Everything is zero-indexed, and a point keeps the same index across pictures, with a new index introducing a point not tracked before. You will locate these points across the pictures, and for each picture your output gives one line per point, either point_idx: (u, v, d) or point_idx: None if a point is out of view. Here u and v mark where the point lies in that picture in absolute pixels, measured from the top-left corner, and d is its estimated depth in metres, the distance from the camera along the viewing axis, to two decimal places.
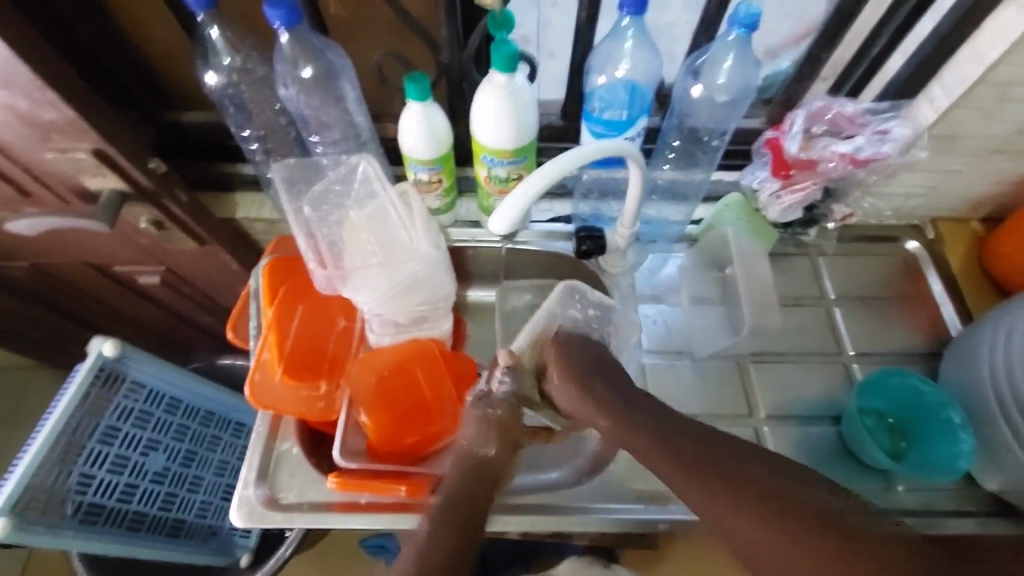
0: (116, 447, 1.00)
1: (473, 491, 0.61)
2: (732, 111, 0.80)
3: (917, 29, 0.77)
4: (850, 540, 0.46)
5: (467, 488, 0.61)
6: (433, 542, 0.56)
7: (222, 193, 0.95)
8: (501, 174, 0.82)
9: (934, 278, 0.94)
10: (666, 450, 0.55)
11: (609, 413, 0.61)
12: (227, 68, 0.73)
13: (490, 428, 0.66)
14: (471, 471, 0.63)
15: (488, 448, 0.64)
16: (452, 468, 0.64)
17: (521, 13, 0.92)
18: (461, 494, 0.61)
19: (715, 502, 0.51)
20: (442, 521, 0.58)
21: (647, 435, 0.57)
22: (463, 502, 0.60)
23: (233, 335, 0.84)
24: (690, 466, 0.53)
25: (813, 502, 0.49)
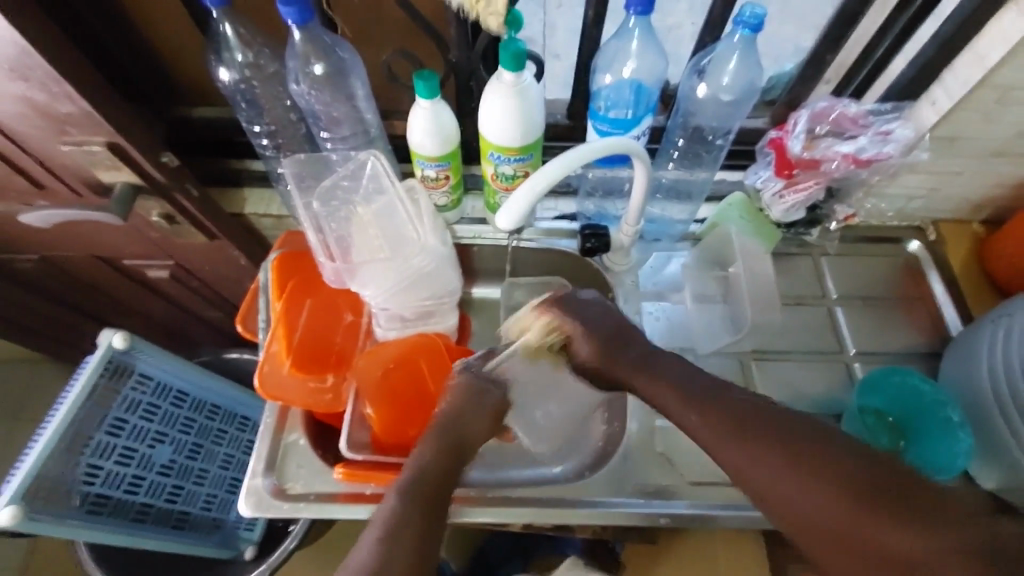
0: (123, 439, 1.02)
1: (435, 472, 0.63)
2: (737, 111, 0.80)
3: (921, 31, 0.77)
4: (850, 472, 0.53)
5: (439, 468, 0.63)
6: (397, 520, 0.57)
7: (231, 189, 0.97)
8: (508, 172, 0.83)
9: (935, 279, 0.95)
10: (711, 416, 0.60)
11: (653, 385, 0.66)
12: (239, 65, 0.74)
13: (471, 427, 0.69)
14: (441, 457, 0.64)
15: (456, 441, 0.67)
16: (425, 451, 0.64)
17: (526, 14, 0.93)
18: (431, 472, 0.63)
19: (765, 467, 0.56)
20: (409, 499, 0.59)
21: (686, 404, 0.62)
22: (431, 483, 0.62)
23: (241, 328, 0.84)
24: (743, 433, 0.58)
25: (848, 463, 0.54)
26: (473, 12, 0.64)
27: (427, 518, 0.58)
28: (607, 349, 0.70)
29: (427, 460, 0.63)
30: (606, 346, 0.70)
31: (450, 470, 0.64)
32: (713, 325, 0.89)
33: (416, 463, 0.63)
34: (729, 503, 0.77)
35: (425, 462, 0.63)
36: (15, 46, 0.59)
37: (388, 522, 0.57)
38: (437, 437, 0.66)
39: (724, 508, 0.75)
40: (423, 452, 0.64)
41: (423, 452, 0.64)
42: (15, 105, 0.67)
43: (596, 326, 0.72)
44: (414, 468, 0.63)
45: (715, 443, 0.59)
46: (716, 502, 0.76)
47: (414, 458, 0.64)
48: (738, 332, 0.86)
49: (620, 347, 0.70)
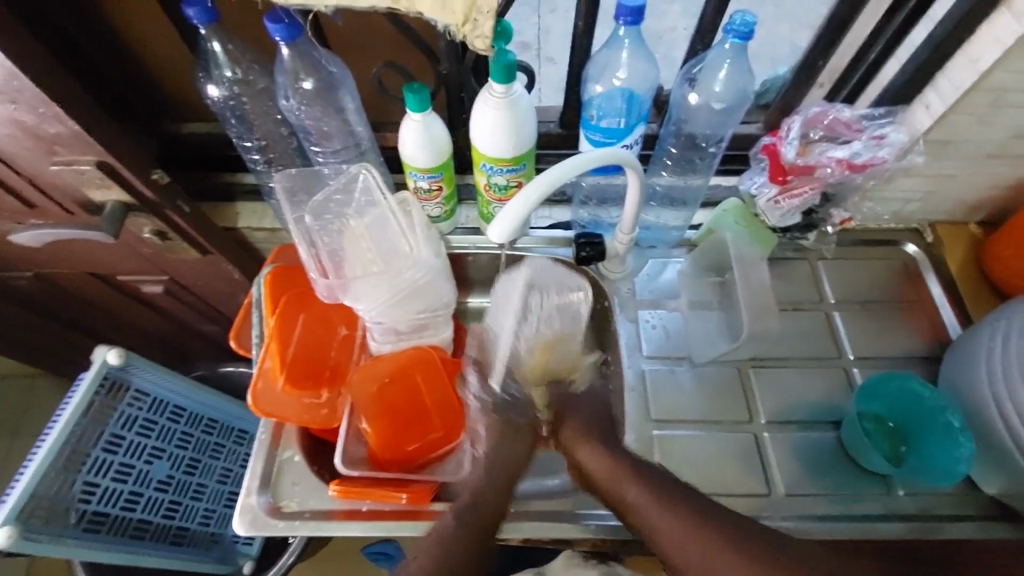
0: (120, 455, 1.01)
1: (494, 501, 0.70)
2: (729, 118, 0.79)
3: (914, 34, 0.77)
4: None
5: (497, 505, 0.70)
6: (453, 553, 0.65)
7: (224, 203, 0.96)
8: (501, 182, 0.83)
9: (934, 281, 0.94)
10: (670, 496, 0.65)
11: (605, 461, 0.70)
12: (228, 81, 0.73)
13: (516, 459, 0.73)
14: (494, 492, 0.71)
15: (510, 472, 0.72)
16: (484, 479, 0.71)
17: (518, 21, 0.97)
18: (487, 509, 0.69)
19: (708, 546, 0.61)
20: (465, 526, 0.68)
21: (651, 501, 0.65)
22: (485, 513, 0.69)
23: (234, 345, 0.83)
24: (686, 507, 0.64)
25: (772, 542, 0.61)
26: (459, 35, 0.56)
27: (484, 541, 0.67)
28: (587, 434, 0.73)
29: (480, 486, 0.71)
30: (584, 426, 0.74)
31: (502, 504, 0.70)
32: (709, 333, 0.89)
33: (475, 493, 0.70)
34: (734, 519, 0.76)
35: (484, 501, 0.70)
36: (3, 69, 0.59)
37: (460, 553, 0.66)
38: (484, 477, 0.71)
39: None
40: (481, 490, 0.70)
41: (478, 490, 0.70)
42: (4, 127, 0.67)
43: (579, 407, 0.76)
44: (475, 498, 0.69)
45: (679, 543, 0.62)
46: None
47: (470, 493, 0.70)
48: (732, 340, 0.87)
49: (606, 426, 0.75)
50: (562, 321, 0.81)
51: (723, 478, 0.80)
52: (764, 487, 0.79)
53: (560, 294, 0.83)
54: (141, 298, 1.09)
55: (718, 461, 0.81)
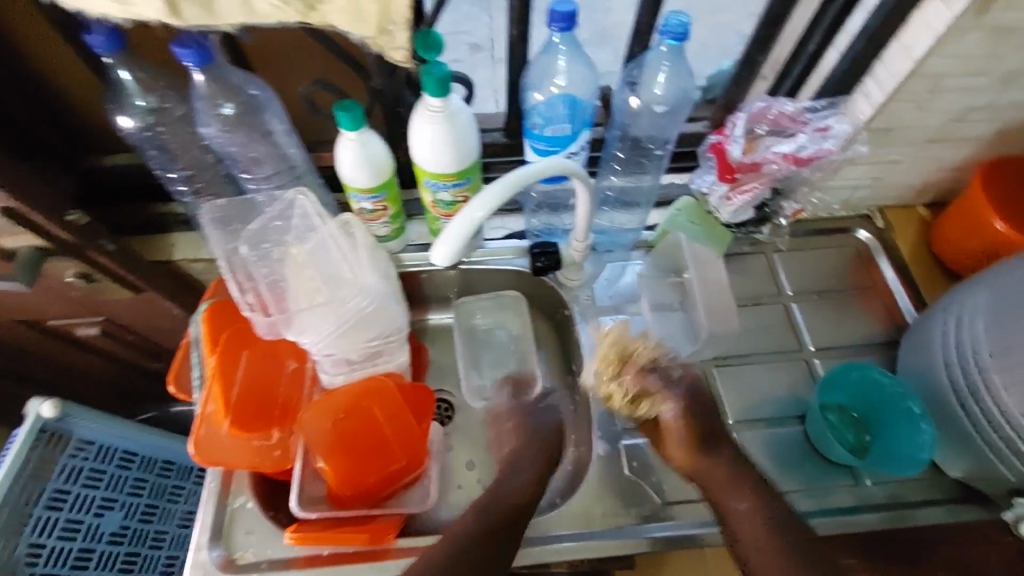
0: (67, 511, 0.94)
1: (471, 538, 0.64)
2: (674, 119, 0.78)
3: (850, 23, 0.76)
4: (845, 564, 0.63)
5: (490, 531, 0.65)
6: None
7: (155, 236, 0.90)
8: (446, 199, 0.80)
9: (887, 265, 0.95)
10: (768, 507, 0.66)
11: (714, 469, 0.69)
12: (142, 111, 0.69)
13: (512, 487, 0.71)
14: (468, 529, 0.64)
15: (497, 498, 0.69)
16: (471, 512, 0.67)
17: (468, 23, 1.04)
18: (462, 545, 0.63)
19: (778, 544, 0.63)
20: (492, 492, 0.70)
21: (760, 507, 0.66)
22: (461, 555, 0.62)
23: (174, 389, 0.78)
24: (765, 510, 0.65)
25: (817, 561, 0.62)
26: (376, 48, 0.53)
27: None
28: (697, 446, 0.70)
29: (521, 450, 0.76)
30: (705, 425, 0.70)
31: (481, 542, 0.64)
32: (672, 336, 0.87)
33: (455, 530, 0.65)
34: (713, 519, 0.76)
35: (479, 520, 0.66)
36: None
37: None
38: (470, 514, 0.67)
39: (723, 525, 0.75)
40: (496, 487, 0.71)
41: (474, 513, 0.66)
42: None
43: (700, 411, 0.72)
44: (446, 538, 0.64)
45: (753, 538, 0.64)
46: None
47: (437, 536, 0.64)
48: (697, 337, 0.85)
49: (714, 437, 0.71)
50: (510, 335, 0.95)
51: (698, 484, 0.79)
52: None
53: (492, 297, 0.95)
54: (81, 343, 1.01)
55: None
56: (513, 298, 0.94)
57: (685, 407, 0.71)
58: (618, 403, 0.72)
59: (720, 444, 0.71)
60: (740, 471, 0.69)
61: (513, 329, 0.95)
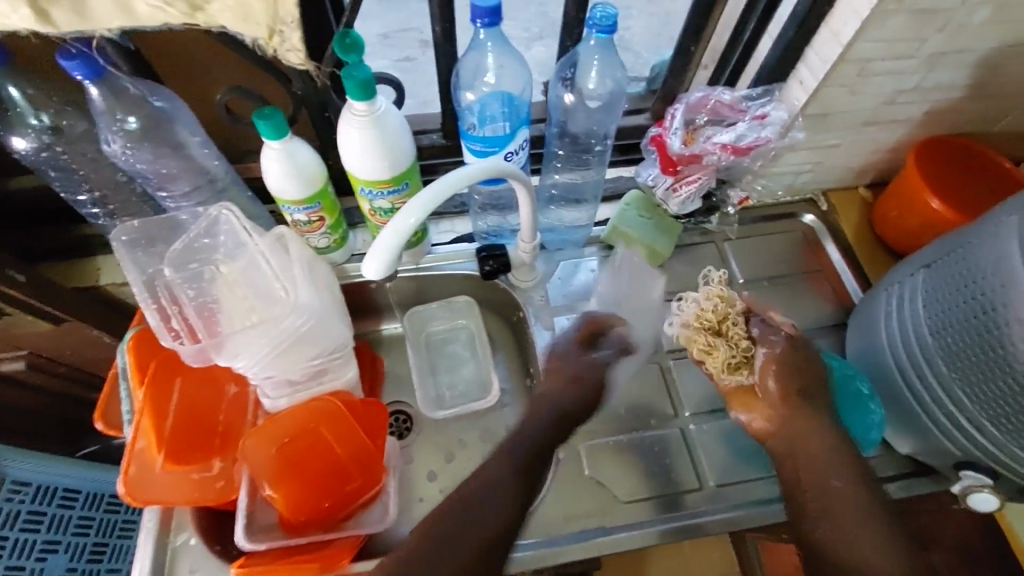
0: (4, 560, 0.87)
1: (517, 468, 0.66)
2: (609, 115, 0.77)
3: (779, 11, 0.76)
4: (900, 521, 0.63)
5: (493, 508, 0.61)
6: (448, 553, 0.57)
7: (75, 260, 0.84)
8: (384, 206, 0.77)
9: (832, 247, 0.96)
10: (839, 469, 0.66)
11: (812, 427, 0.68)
12: (36, 130, 0.63)
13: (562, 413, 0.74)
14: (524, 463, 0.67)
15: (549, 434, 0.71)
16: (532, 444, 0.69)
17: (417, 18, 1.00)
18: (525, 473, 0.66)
19: (852, 504, 0.63)
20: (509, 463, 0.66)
21: (839, 469, 0.66)
22: (514, 486, 0.64)
23: (102, 426, 0.72)
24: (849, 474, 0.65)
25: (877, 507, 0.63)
26: (269, 50, 0.51)
27: (515, 511, 0.62)
28: (791, 400, 0.71)
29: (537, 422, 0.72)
30: (793, 380, 0.71)
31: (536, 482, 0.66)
32: None
33: (513, 460, 0.66)
34: (681, 511, 0.76)
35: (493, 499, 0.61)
36: None
37: (476, 544, 0.58)
38: (515, 448, 0.68)
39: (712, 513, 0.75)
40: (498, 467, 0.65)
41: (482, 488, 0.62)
42: None
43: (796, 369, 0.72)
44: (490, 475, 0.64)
45: (829, 500, 0.64)
46: (697, 509, 0.76)
47: (497, 464, 0.65)
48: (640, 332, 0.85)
49: (812, 396, 0.71)
50: (464, 343, 0.92)
51: (662, 479, 0.78)
52: (693, 479, 0.78)
53: (444, 304, 0.92)
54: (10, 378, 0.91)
55: (658, 464, 0.80)
56: (466, 303, 0.92)
57: (778, 371, 0.72)
58: (716, 361, 0.73)
59: (807, 399, 0.70)
60: (822, 425, 0.69)
61: (467, 336, 0.93)
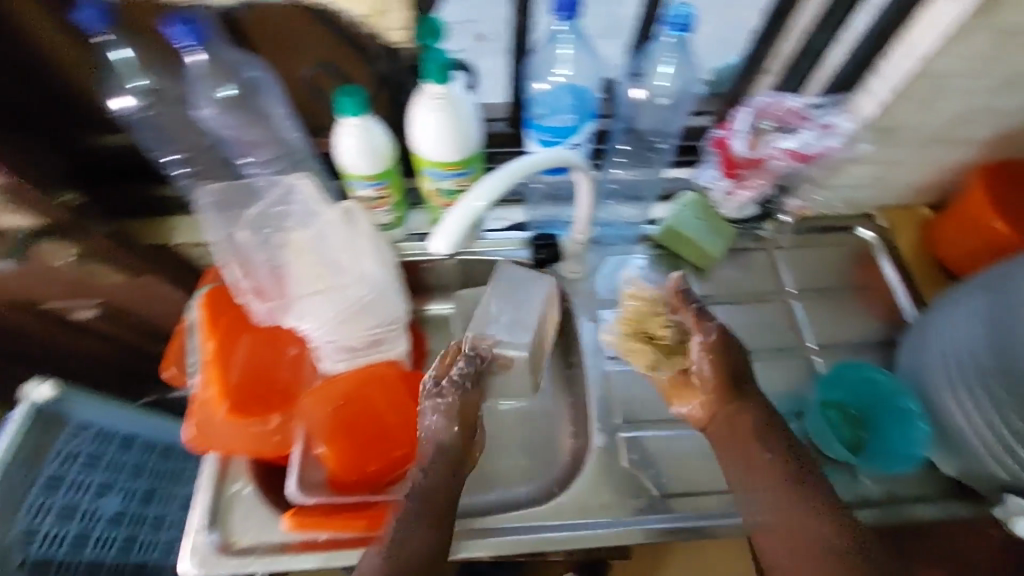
0: (62, 495, 0.93)
1: (446, 477, 0.64)
2: (676, 112, 0.80)
3: (854, 22, 0.76)
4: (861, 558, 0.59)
5: (417, 529, 0.60)
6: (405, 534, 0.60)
7: (155, 218, 0.89)
8: (448, 187, 0.79)
9: (886, 262, 0.95)
10: (790, 498, 0.62)
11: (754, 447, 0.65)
12: (141, 90, 0.69)
13: (468, 404, 0.69)
14: (450, 451, 0.66)
15: (463, 425, 0.68)
16: (445, 428, 0.67)
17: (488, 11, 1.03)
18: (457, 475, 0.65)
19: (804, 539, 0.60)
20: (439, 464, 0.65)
21: (783, 494, 0.62)
22: (443, 496, 0.63)
23: (172, 370, 0.79)
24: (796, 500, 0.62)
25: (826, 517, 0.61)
26: None
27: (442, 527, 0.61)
28: (722, 392, 0.67)
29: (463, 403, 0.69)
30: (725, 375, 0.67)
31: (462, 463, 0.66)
32: None
33: (448, 464, 0.65)
34: (711, 512, 0.77)
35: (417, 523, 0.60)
36: None
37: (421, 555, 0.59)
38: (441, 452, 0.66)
39: (720, 518, 0.75)
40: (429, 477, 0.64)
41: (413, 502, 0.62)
42: None
43: (729, 357, 0.68)
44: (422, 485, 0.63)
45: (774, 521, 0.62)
46: (728, 511, 0.77)
47: (428, 449, 0.66)
48: (523, 345, 0.75)
49: (746, 388, 0.68)
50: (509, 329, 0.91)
51: (695, 478, 0.80)
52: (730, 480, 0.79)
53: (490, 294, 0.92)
54: (85, 325, 0.98)
55: (690, 462, 0.81)
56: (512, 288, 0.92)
57: (713, 356, 0.68)
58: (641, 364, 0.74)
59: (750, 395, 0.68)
60: (769, 445, 0.65)
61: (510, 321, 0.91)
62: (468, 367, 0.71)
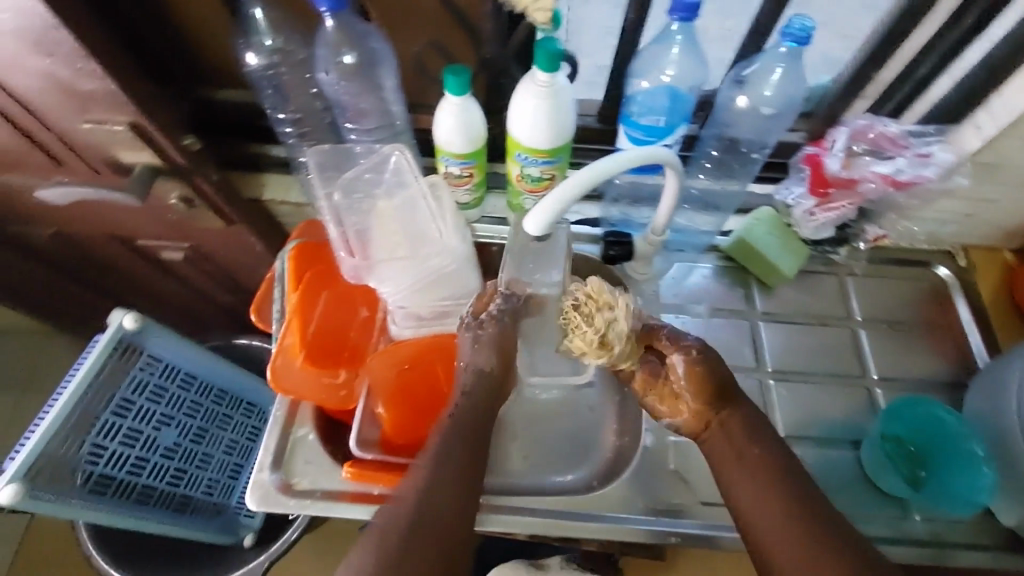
0: (129, 420, 0.99)
1: (475, 418, 0.63)
2: (777, 124, 0.80)
3: (968, 54, 0.75)
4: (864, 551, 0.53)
5: (449, 458, 0.59)
6: (440, 455, 0.59)
7: (252, 173, 0.94)
8: (534, 174, 0.81)
9: (963, 305, 0.92)
10: (793, 492, 0.58)
11: (745, 443, 0.63)
12: (267, 49, 0.73)
13: (507, 338, 0.67)
14: (488, 381, 0.65)
15: (503, 356, 0.66)
16: (483, 357, 0.66)
17: None
18: (483, 420, 0.63)
19: (800, 534, 0.55)
20: (472, 402, 0.63)
21: (776, 485, 0.59)
22: (466, 440, 0.60)
23: (255, 317, 0.83)
24: (786, 492, 0.58)
25: (810, 514, 0.56)
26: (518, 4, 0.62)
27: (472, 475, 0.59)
28: (710, 402, 0.65)
29: (488, 345, 0.66)
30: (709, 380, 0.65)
31: (498, 393, 0.66)
32: (731, 341, 0.89)
33: (468, 407, 0.63)
34: None
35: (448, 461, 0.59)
36: (42, 20, 0.57)
37: (449, 497, 0.57)
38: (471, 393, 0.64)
39: (734, 531, 0.75)
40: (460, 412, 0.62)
41: (444, 436, 0.60)
42: (40, 81, 0.65)
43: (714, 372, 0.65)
44: (456, 417, 0.62)
45: (767, 519, 0.57)
46: None
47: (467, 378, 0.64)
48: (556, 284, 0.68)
49: (730, 396, 0.66)
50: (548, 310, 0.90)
51: None
52: None
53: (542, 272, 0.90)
54: (173, 264, 1.05)
55: None
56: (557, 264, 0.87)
57: (695, 373, 0.65)
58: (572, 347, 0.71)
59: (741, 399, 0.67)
60: (767, 444, 0.63)
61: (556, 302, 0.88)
62: (505, 307, 0.68)
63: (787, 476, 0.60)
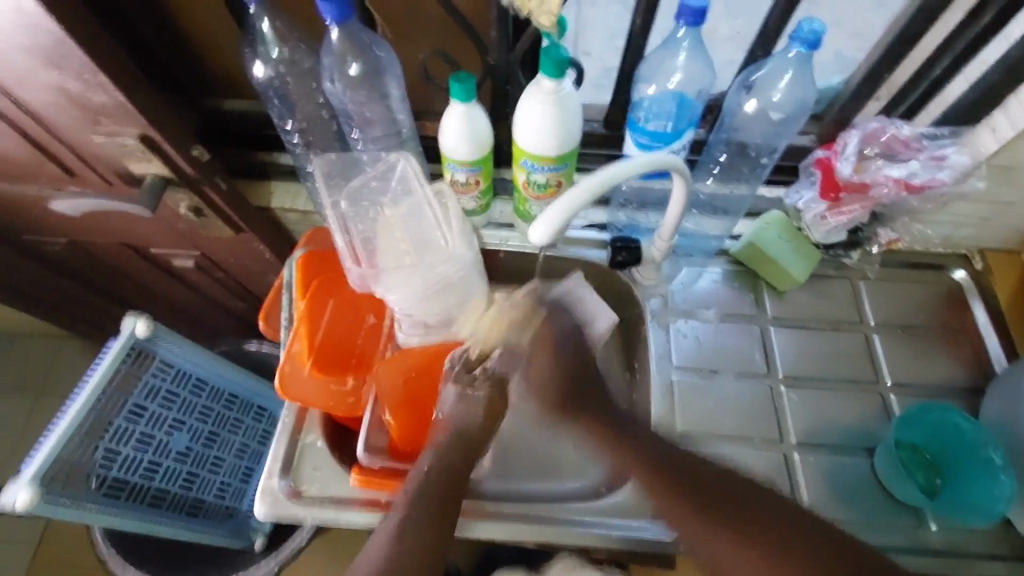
0: (142, 425, 1.00)
1: (448, 473, 0.67)
2: (785, 128, 0.79)
3: (985, 53, 0.73)
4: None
5: (418, 511, 0.63)
6: (410, 509, 0.63)
7: (260, 181, 0.95)
8: (540, 180, 0.81)
9: (980, 308, 0.91)
10: (769, 523, 0.58)
11: (701, 473, 0.62)
12: (274, 59, 0.73)
13: (497, 399, 0.73)
14: (467, 438, 0.70)
15: (490, 410, 0.72)
16: (469, 410, 0.71)
17: None
18: (456, 471, 0.68)
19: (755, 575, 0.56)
20: (445, 451, 0.68)
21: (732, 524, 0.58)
22: (436, 491, 0.65)
23: (263, 325, 0.84)
24: (749, 528, 0.58)
25: (765, 534, 0.57)
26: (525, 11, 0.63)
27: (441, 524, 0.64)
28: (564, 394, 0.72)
29: (465, 406, 0.71)
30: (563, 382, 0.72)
31: (475, 447, 0.70)
32: (741, 347, 0.88)
33: (440, 462, 0.68)
34: None
35: (416, 513, 0.63)
36: (53, 36, 0.58)
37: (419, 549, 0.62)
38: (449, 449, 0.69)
39: None
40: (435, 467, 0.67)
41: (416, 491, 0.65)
42: (50, 95, 0.65)
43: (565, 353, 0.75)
44: (433, 467, 0.67)
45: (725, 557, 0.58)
46: None
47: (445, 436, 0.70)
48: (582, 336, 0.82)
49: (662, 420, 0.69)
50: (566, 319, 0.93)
51: None
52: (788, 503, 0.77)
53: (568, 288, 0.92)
54: (184, 271, 1.06)
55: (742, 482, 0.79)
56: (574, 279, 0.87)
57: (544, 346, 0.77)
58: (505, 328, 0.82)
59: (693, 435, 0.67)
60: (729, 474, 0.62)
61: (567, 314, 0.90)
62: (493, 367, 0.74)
63: (752, 511, 0.59)
